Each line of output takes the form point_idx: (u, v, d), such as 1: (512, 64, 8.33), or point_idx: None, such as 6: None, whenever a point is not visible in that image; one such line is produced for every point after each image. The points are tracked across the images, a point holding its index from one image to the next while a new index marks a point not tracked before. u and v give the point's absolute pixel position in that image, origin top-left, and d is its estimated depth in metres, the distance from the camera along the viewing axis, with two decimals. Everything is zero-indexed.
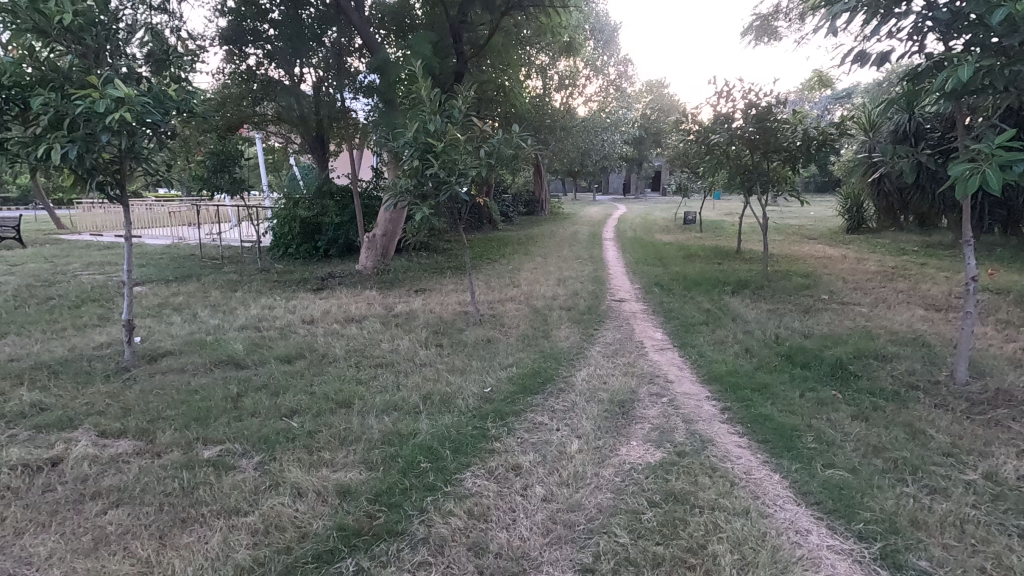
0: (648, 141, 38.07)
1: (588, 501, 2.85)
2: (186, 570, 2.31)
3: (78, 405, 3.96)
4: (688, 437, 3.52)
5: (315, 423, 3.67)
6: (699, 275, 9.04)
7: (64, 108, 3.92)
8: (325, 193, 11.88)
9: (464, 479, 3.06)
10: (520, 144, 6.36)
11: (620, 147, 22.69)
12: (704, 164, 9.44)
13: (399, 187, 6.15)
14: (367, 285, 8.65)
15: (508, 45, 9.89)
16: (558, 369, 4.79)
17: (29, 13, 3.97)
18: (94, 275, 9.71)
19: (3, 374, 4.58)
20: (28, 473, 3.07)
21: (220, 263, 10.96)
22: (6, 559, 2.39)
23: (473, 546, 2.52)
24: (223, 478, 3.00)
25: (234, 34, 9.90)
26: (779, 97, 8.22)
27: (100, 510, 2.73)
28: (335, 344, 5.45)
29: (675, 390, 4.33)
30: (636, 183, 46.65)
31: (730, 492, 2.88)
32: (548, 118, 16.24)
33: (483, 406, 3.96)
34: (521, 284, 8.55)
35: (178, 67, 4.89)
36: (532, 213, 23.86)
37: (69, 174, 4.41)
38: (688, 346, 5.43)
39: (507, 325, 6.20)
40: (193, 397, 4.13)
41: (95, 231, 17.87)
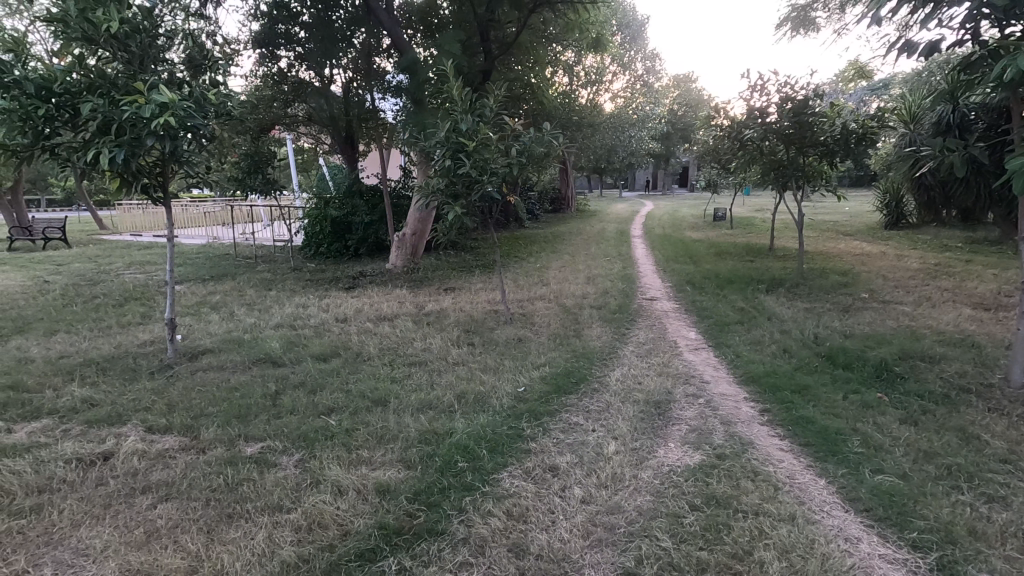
0: (675, 136, 37.57)
1: (628, 503, 2.81)
2: (235, 566, 2.35)
3: (126, 401, 4.09)
4: (727, 440, 3.45)
5: (353, 421, 3.71)
6: (732, 273, 8.85)
7: (111, 114, 4.04)
8: (355, 193, 12.02)
9: (502, 479, 3.05)
10: (552, 142, 6.29)
11: (647, 144, 22.44)
12: (737, 160, 9.32)
13: (431, 186, 6.19)
14: (397, 284, 8.72)
15: (535, 42, 9.84)
16: (592, 369, 4.75)
17: (79, 22, 4.11)
18: (135, 275, 10.00)
19: (55, 370, 4.76)
20: (82, 467, 3.18)
21: (254, 262, 11.17)
22: (65, 551, 2.48)
23: (514, 547, 2.51)
24: (265, 475, 3.05)
25: (266, 37, 10.14)
26: (816, 89, 7.98)
27: (151, 504, 2.81)
28: (369, 343, 5.50)
29: (711, 391, 4.25)
30: (663, 179, 46.03)
31: (774, 498, 2.80)
32: (575, 115, 16.15)
33: (517, 406, 3.95)
34: (550, 283, 8.51)
35: (216, 72, 5.00)
36: (558, 211, 23.80)
37: (116, 178, 4.56)
38: (724, 346, 5.32)
39: (538, 324, 6.16)
40: (234, 394, 4.22)
41: (134, 231, 18.47)
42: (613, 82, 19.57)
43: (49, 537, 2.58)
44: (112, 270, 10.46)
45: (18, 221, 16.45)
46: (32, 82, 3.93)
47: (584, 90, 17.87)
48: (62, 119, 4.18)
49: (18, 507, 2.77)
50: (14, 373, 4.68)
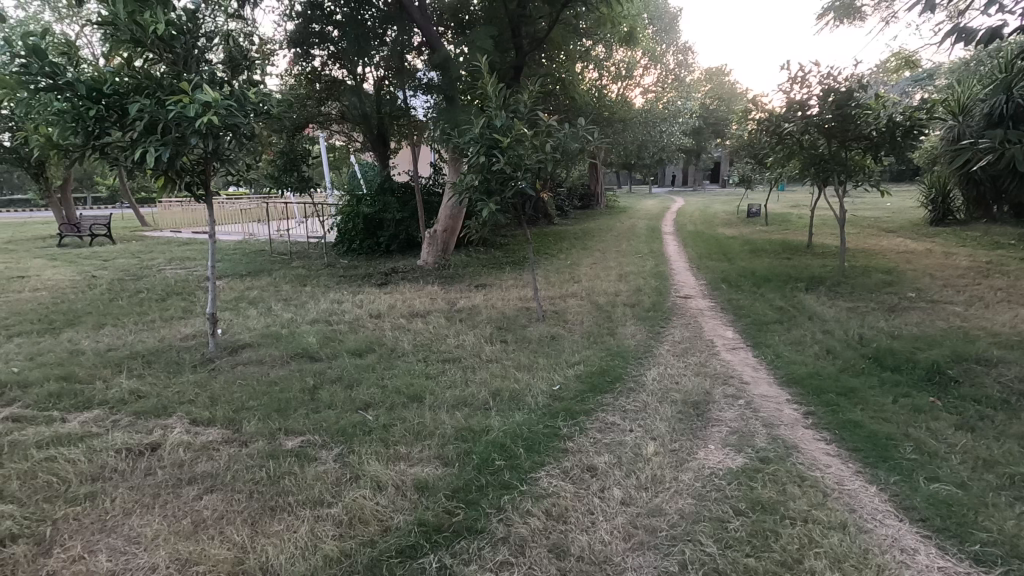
0: (707, 131, 36.86)
1: (669, 506, 2.75)
2: (280, 559, 2.38)
3: (172, 394, 4.21)
4: (770, 443, 3.35)
5: (390, 417, 3.74)
6: (769, 270, 8.63)
7: (158, 114, 4.17)
8: (387, 189, 12.13)
9: (540, 478, 3.03)
10: (586, 138, 6.21)
11: (680, 139, 22.05)
12: (775, 155, 9.08)
13: (466, 184, 6.15)
14: (429, 280, 8.79)
15: (567, 36, 9.71)
16: (627, 368, 4.68)
17: (129, 24, 4.25)
18: (177, 270, 10.31)
19: (104, 362, 4.94)
20: (132, 457, 3.28)
21: (289, 258, 11.39)
22: (118, 538, 2.55)
23: (554, 547, 2.49)
24: (306, 469, 3.09)
25: (301, 37, 10.12)
26: (861, 80, 7.67)
27: (197, 495, 2.89)
28: (402, 338, 5.55)
29: (752, 392, 4.13)
30: (694, 175, 45.27)
31: (823, 504, 2.70)
32: (605, 110, 16.03)
33: (553, 405, 3.91)
34: (582, 280, 8.45)
35: (253, 71, 5.09)
36: (587, 207, 23.68)
37: (160, 176, 4.66)
38: (764, 346, 5.17)
39: (572, 322, 6.12)
40: (273, 388, 4.30)
41: (174, 227, 19.04)
42: (644, 77, 19.32)
43: (102, 524, 2.66)
44: (155, 265, 10.82)
45: (66, 218, 17.15)
46: (83, 84, 4.04)
47: (615, 85, 17.66)
48: (111, 119, 4.29)
49: (73, 494, 2.87)
50: (67, 364, 4.87)
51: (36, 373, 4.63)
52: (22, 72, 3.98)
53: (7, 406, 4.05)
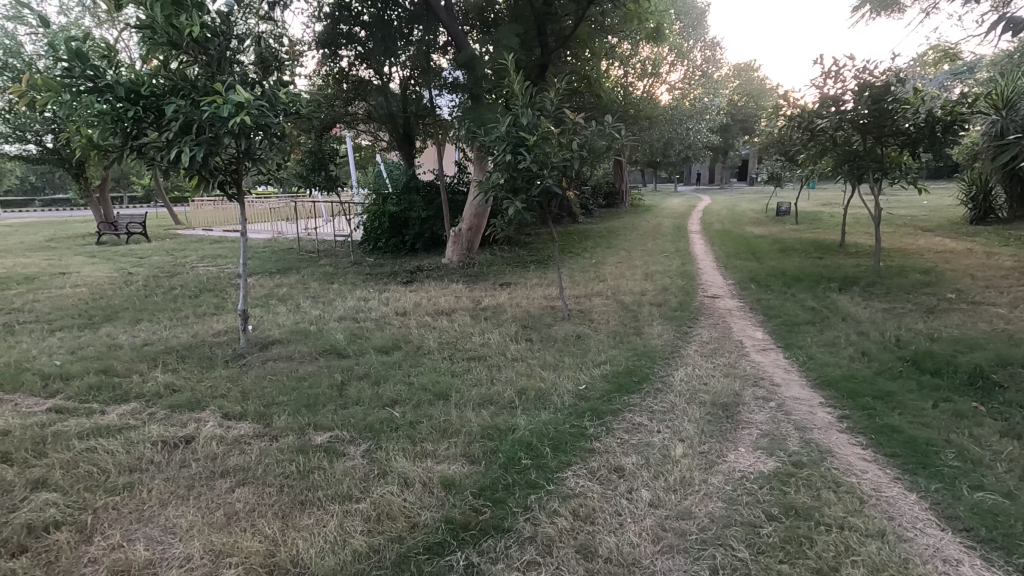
0: (735, 128, 36.17)
1: (699, 509, 2.70)
2: (310, 552, 2.42)
3: (204, 388, 4.32)
4: (802, 446, 3.27)
5: (416, 414, 3.77)
6: (799, 270, 8.44)
7: (192, 115, 4.27)
8: (412, 188, 12.22)
9: (566, 478, 3.01)
10: (613, 136, 6.14)
11: (707, 135, 21.69)
12: (807, 152, 8.85)
13: (492, 182, 6.11)
14: (454, 278, 8.83)
15: (593, 33, 9.63)
16: (654, 368, 4.62)
17: (165, 28, 4.34)
18: (209, 267, 10.56)
19: (141, 356, 5.10)
20: (167, 449, 3.37)
21: (317, 256, 11.57)
22: (155, 528, 2.62)
23: (581, 548, 2.47)
24: (335, 464, 3.13)
25: (329, 37, 10.26)
26: (899, 74, 7.43)
27: (230, 487, 2.95)
28: (428, 336, 5.59)
29: (783, 395, 4.04)
30: (721, 173, 44.54)
31: (860, 511, 2.63)
32: (631, 108, 15.86)
33: (579, 404, 3.89)
34: (607, 279, 8.38)
35: (283, 71, 5.17)
36: (612, 206, 23.53)
37: (194, 176, 4.77)
38: (795, 347, 5.05)
39: (597, 321, 6.07)
40: (302, 384, 4.37)
41: (206, 225, 19.52)
42: (671, 73, 19.06)
43: (139, 514, 2.73)
44: (189, 263, 11.10)
45: (105, 217, 17.72)
46: (122, 86, 4.16)
47: (641, 82, 17.46)
48: (148, 120, 4.41)
49: (112, 484, 2.96)
50: (105, 358, 5.03)
51: (76, 366, 4.79)
52: (64, 75, 4.11)
53: (51, 398, 4.20)
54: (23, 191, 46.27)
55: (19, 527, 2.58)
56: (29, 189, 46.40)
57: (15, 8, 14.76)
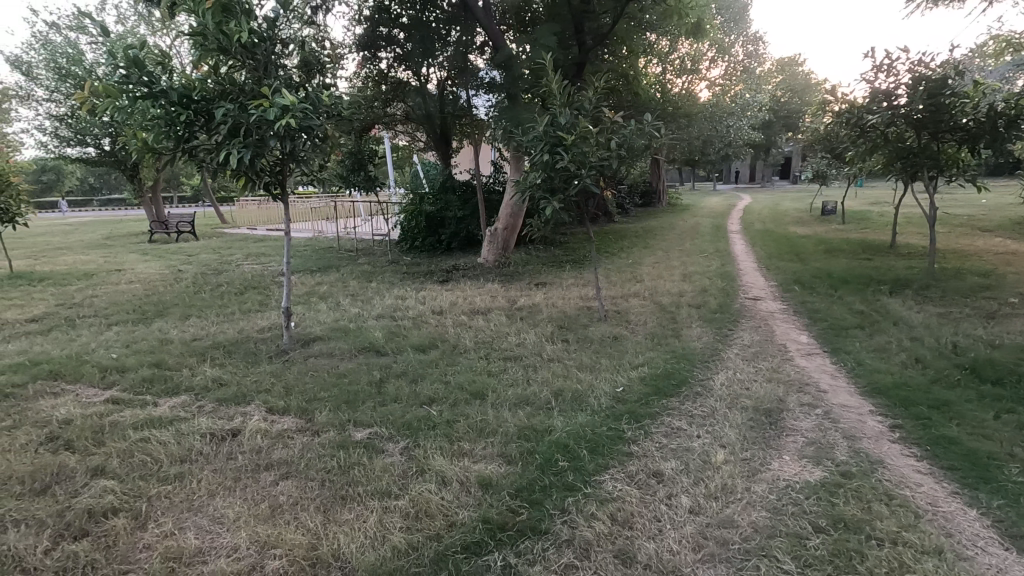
0: (778, 125, 35.12)
1: (742, 518, 2.63)
2: (351, 546, 2.46)
3: (250, 382, 4.46)
4: (851, 456, 3.14)
5: (453, 413, 3.79)
6: (847, 272, 8.13)
7: (240, 118, 4.43)
8: (448, 188, 12.33)
9: (604, 481, 2.98)
10: (653, 135, 6.04)
11: (748, 133, 21.13)
12: (856, 149, 8.51)
13: (529, 182, 6.10)
14: (490, 277, 8.87)
15: (633, 31, 9.49)
16: (693, 372, 4.52)
17: (216, 34, 4.50)
18: (254, 265, 10.90)
19: (191, 351, 5.31)
20: (216, 441, 3.50)
21: (356, 255, 11.80)
22: (204, 518, 2.72)
23: (620, 554, 2.43)
24: (375, 461, 3.19)
25: (369, 40, 10.43)
26: (957, 67, 7.06)
27: (274, 480, 3.03)
28: (465, 335, 5.62)
29: (829, 401, 3.89)
30: (762, 171, 43.32)
31: (914, 526, 2.51)
32: (670, 105, 15.57)
33: (616, 406, 3.85)
34: (644, 280, 8.26)
35: (326, 75, 5.29)
36: (649, 205, 23.23)
37: (241, 177, 4.92)
38: (842, 352, 4.86)
39: (635, 322, 5.99)
40: (342, 380, 4.46)
41: (250, 225, 20.18)
42: (711, 69, 18.59)
43: (190, 503, 2.83)
44: (235, 261, 11.48)
45: (157, 216, 18.51)
46: (175, 91, 4.36)
47: (680, 79, 17.14)
48: (199, 123, 4.59)
49: (165, 474, 3.08)
50: (158, 352, 5.26)
51: (131, 359, 5.02)
52: (122, 82, 4.32)
53: (108, 389, 4.42)
54: (83, 191, 48.81)
55: (81, 512, 2.72)
56: (88, 190, 48.87)
57: (78, 19, 15.61)
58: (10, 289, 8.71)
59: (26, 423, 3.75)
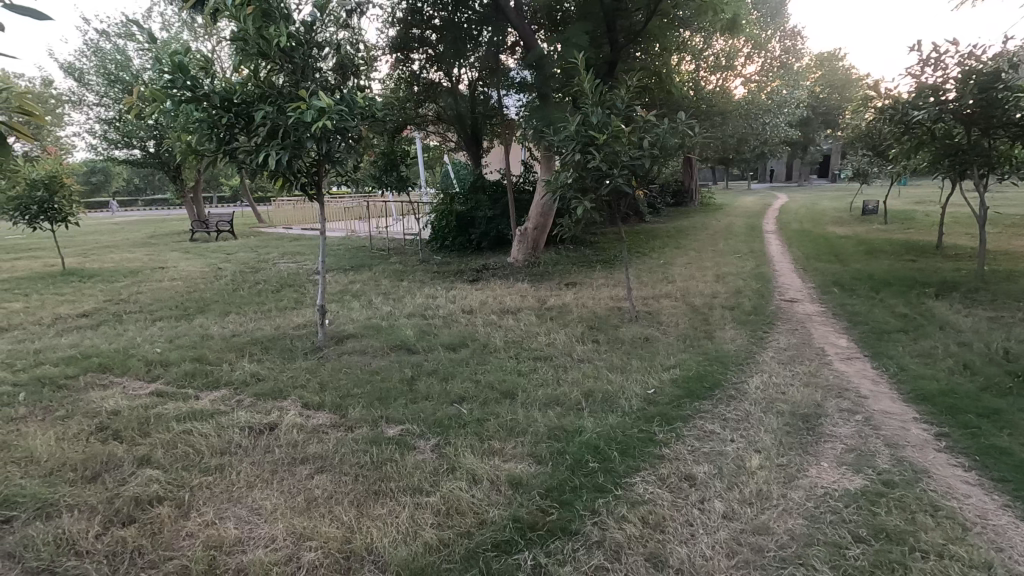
0: (817, 121, 34.09)
1: (778, 525, 2.57)
2: (383, 541, 2.51)
3: (286, 377, 4.58)
4: (894, 465, 3.04)
5: (483, 412, 3.82)
6: (888, 274, 7.85)
7: (279, 121, 4.56)
8: (479, 187, 12.39)
9: (635, 484, 2.95)
10: (686, 133, 5.96)
11: (785, 130, 20.57)
12: (900, 146, 8.20)
13: (560, 181, 6.09)
14: (519, 277, 8.88)
15: (666, 28, 9.34)
16: (726, 374, 4.44)
17: (257, 39, 4.62)
18: (289, 264, 11.18)
19: (231, 346, 5.47)
20: (254, 434, 3.60)
21: (388, 254, 11.97)
22: (243, 509, 2.80)
23: (651, 557, 2.41)
24: (407, 457, 3.23)
25: (402, 42, 10.58)
26: (1011, 59, 6.73)
27: (309, 474, 3.11)
28: (494, 334, 5.65)
29: (871, 408, 3.76)
30: (799, 169, 42.14)
31: (962, 539, 2.41)
32: (703, 103, 15.29)
33: (647, 408, 3.81)
34: (676, 280, 8.14)
35: (360, 77, 5.37)
36: (680, 205, 22.90)
37: (279, 178, 5.05)
38: (885, 357, 4.69)
39: (666, 323, 5.92)
40: (374, 377, 4.54)
41: (286, 224, 20.71)
42: (747, 65, 18.15)
43: (230, 494, 2.93)
44: (271, 259, 11.80)
45: (198, 216, 19.15)
46: (217, 95, 4.50)
47: (714, 76, 16.81)
48: (239, 126, 4.73)
49: (206, 465, 3.19)
50: (199, 347, 5.44)
51: (174, 354, 5.21)
52: (168, 86, 4.48)
53: (153, 382, 4.61)
54: (129, 192, 50.84)
55: (129, 499, 2.85)
56: (134, 191, 50.84)
57: (126, 27, 16.30)
58: (63, 285, 9.15)
59: (78, 413, 3.93)
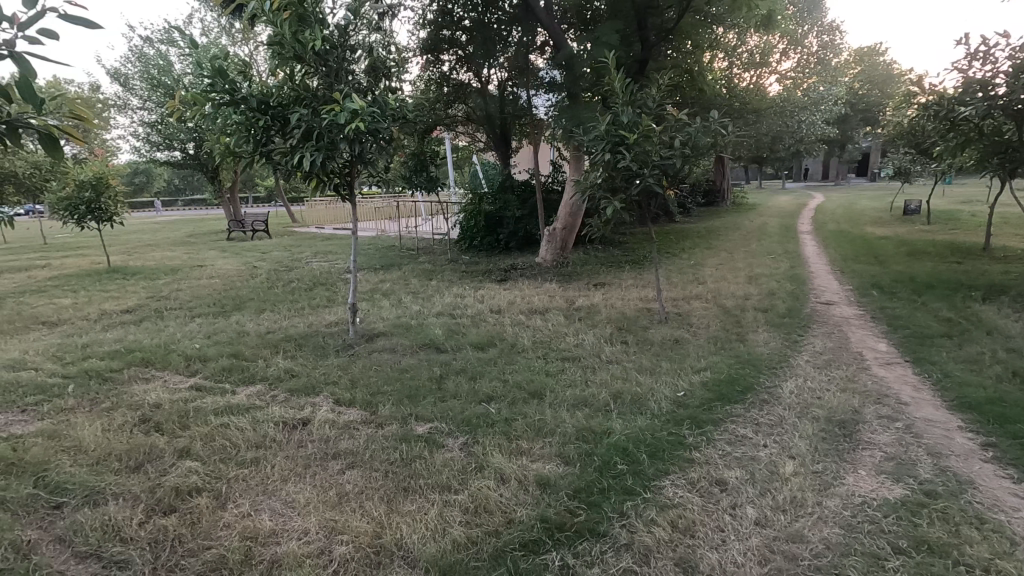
0: (856, 118, 33.01)
1: (813, 533, 2.51)
2: (412, 537, 2.54)
3: (318, 374, 4.69)
4: (936, 474, 2.93)
5: (511, 411, 3.83)
6: (932, 276, 7.55)
7: (314, 123, 4.66)
8: (507, 187, 12.42)
9: (664, 487, 2.92)
10: (719, 132, 5.86)
11: (822, 128, 20.01)
12: (945, 143, 7.89)
13: (590, 181, 6.05)
14: (547, 277, 8.87)
15: (698, 25, 9.19)
16: (760, 378, 4.35)
17: (293, 44, 4.73)
18: (321, 263, 11.41)
19: (265, 343, 5.62)
20: (288, 429, 3.70)
21: (417, 254, 12.11)
22: (278, 501, 2.88)
23: (681, 562, 2.38)
24: (435, 455, 3.27)
25: (432, 43, 10.68)
26: None
27: (341, 469, 3.16)
28: (523, 334, 5.66)
29: (912, 415, 3.63)
30: (836, 168, 40.87)
31: (1010, 554, 2.31)
32: (736, 101, 14.99)
33: (677, 411, 3.76)
34: (707, 282, 8.01)
35: (391, 78, 5.44)
36: (712, 205, 22.53)
37: (313, 179, 5.17)
38: (927, 362, 4.52)
39: (696, 325, 5.84)
40: (403, 375, 4.60)
41: (318, 224, 21.17)
42: (782, 62, 17.73)
43: (264, 487, 3.01)
44: (304, 258, 12.07)
45: (235, 216, 19.73)
46: (254, 98, 4.63)
47: (748, 73, 16.47)
48: (275, 129, 4.85)
49: (242, 458, 3.29)
50: (236, 343, 5.61)
51: (212, 349, 5.38)
52: (208, 90, 4.63)
53: (192, 377, 4.77)
54: (170, 192, 52.65)
55: (169, 489, 2.95)
56: (174, 191, 52.60)
57: (168, 33, 16.90)
58: (108, 282, 9.53)
59: (122, 405, 4.10)
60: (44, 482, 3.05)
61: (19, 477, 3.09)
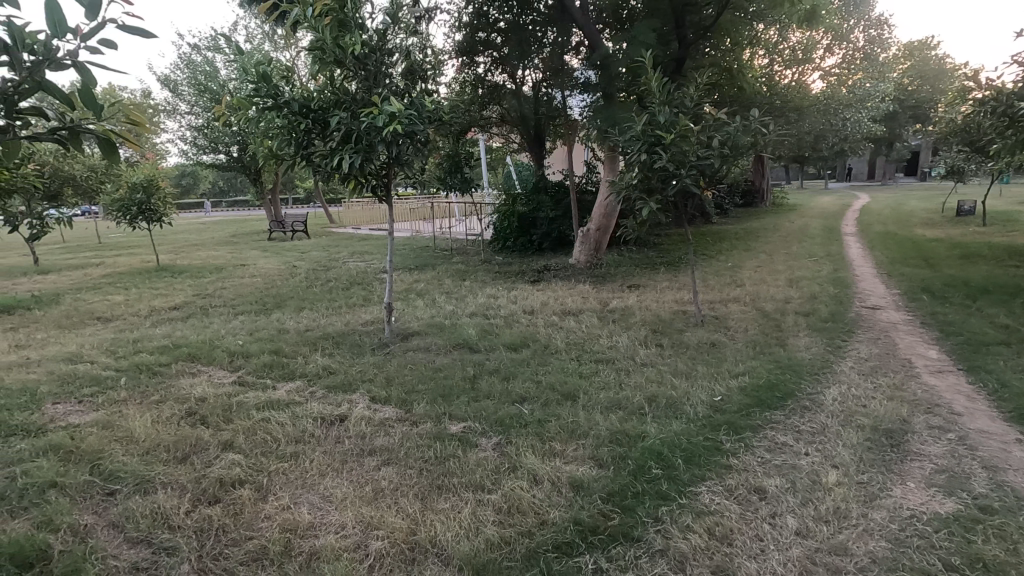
0: (905, 115, 31.65)
1: (858, 546, 2.42)
2: (446, 534, 2.56)
3: (355, 372, 4.78)
4: (991, 489, 2.78)
5: (545, 412, 3.82)
6: (988, 281, 7.17)
7: (353, 126, 4.76)
8: (541, 188, 12.41)
9: (700, 493, 2.86)
10: (759, 131, 5.72)
11: (868, 126, 19.28)
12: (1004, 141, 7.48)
13: (625, 182, 5.98)
14: (581, 278, 8.82)
15: (737, 22, 8.98)
16: (801, 384, 4.22)
17: (333, 49, 4.83)
18: (358, 262, 11.63)
19: (304, 340, 5.77)
20: (325, 424, 3.79)
21: (451, 254, 12.23)
22: (316, 495, 2.95)
23: (718, 570, 2.34)
24: (469, 454, 3.29)
25: (468, 45, 10.75)
26: None
27: (376, 466, 3.22)
28: (556, 335, 5.65)
29: (965, 426, 3.46)
30: (884, 167, 39.25)
31: None
32: (777, 99, 14.59)
33: (714, 416, 3.68)
34: (745, 284, 7.82)
35: (427, 80, 5.49)
36: (750, 205, 21.98)
37: (351, 180, 5.28)
38: (983, 371, 4.30)
39: (734, 328, 5.70)
40: (438, 374, 4.65)
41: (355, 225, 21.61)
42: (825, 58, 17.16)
43: (304, 481, 3.09)
44: (341, 258, 12.34)
45: (276, 216, 20.32)
46: (296, 102, 4.76)
47: (789, 70, 16.00)
48: (316, 132, 4.97)
49: (282, 452, 3.38)
50: (276, 341, 5.77)
51: (254, 346, 5.55)
52: (253, 95, 4.78)
53: (235, 372, 4.93)
54: (215, 194, 54.58)
55: (213, 480, 3.06)
56: (218, 193, 54.49)
57: (214, 40, 17.52)
58: (157, 280, 9.94)
59: (170, 398, 4.28)
60: (99, 469, 3.20)
61: (76, 465, 3.26)
